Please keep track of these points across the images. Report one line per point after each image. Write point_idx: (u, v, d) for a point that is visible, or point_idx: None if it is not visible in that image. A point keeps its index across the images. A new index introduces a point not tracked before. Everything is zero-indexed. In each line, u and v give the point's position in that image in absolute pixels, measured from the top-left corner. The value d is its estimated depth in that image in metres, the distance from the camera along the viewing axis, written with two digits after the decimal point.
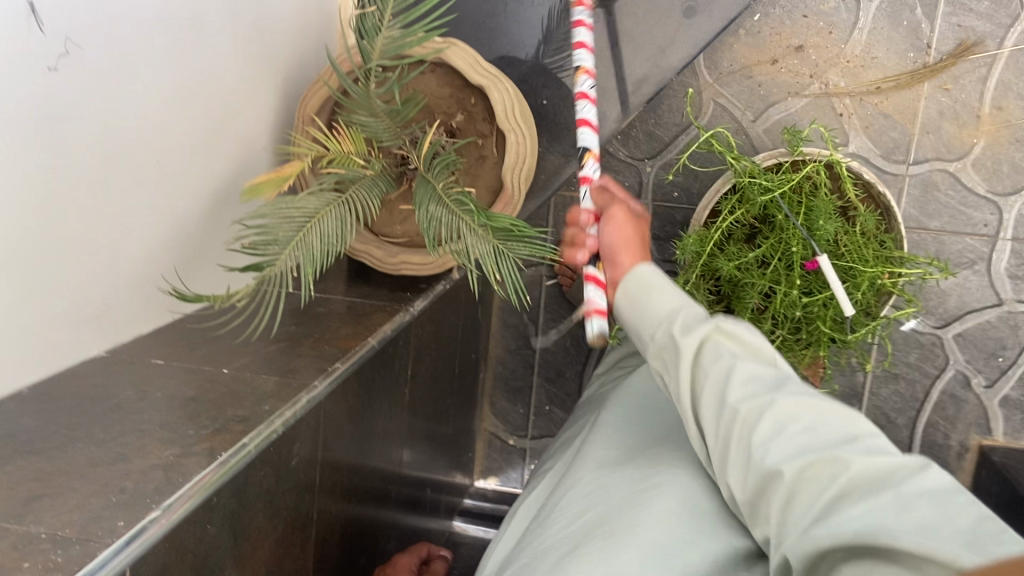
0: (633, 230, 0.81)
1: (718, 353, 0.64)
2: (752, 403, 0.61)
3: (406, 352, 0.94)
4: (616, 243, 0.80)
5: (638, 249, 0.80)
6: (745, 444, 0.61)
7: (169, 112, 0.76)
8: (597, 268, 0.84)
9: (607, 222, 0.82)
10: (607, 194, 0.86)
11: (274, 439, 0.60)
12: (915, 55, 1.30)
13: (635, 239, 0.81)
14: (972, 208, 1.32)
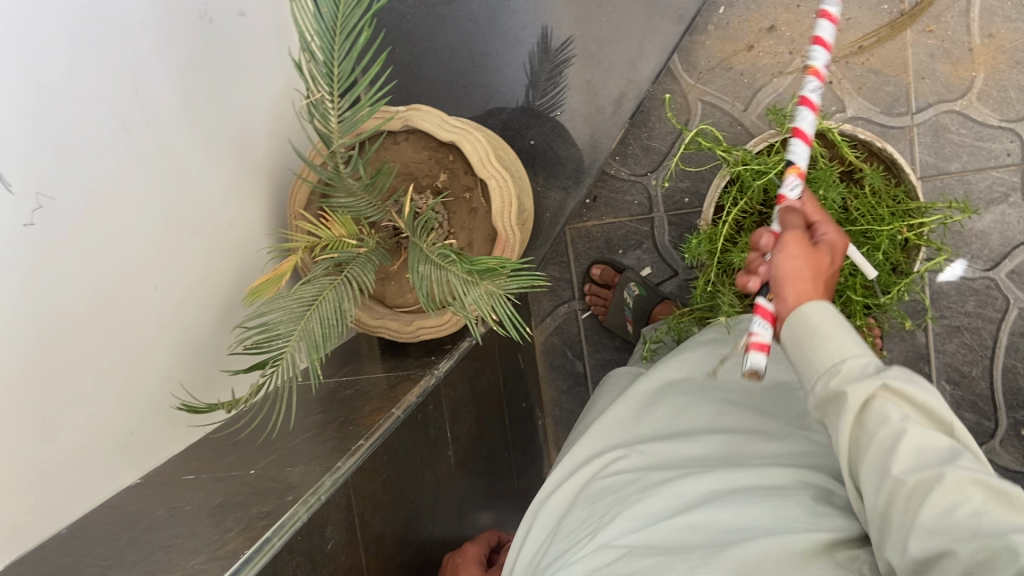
0: (806, 261, 0.69)
1: (886, 416, 0.58)
2: (925, 478, 0.55)
3: (440, 415, 0.95)
4: (786, 275, 0.69)
5: (812, 284, 0.69)
6: (909, 516, 0.55)
7: (156, 237, 0.80)
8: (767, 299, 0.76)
9: (781, 253, 0.70)
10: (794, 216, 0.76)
11: (300, 528, 0.61)
12: (889, 6, 1.27)
13: (810, 271, 0.69)
14: (990, 141, 1.27)
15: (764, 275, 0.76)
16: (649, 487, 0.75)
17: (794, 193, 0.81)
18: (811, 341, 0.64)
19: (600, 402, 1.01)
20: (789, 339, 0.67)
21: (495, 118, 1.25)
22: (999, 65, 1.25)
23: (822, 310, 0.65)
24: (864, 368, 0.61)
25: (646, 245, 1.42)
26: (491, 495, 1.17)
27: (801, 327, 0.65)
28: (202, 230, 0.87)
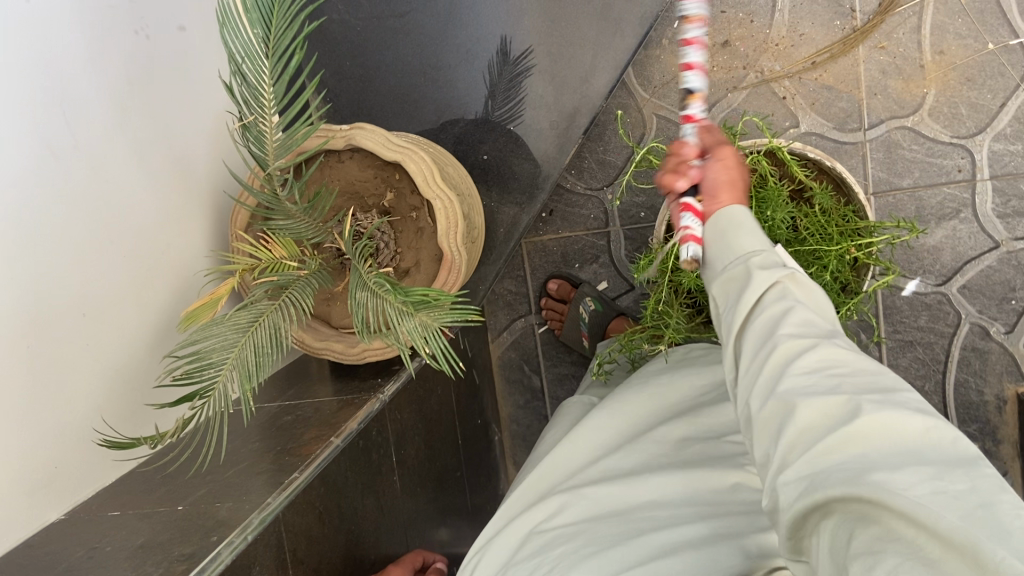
0: (740, 172, 0.73)
1: (782, 298, 0.62)
2: (799, 347, 0.58)
3: (384, 441, 0.93)
4: (721, 180, 0.72)
5: (740, 192, 0.73)
6: (778, 373, 0.58)
7: (87, 263, 0.77)
8: (694, 200, 0.74)
9: (717, 158, 0.73)
10: (714, 133, 0.76)
11: (221, 570, 0.59)
12: (841, 22, 1.27)
13: (740, 180, 0.73)
14: (941, 157, 1.28)
15: (694, 175, 0.74)
16: (605, 540, 0.72)
17: (702, 114, 0.75)
18: (732, 234, 0.68)
19: (549, 436, 1.00)
20: (709, 239, 0.71)
21: (447, 132, 1.23)
22: (949, 82, 1.26)
23: (744, 211, 0.69)
24: (771, 258, 0.64)
25: (602, 259, 1.42)
26: (442, 516, 1.15)
27: (724, 225, 0.69)
28: (136, 253, 0.85)
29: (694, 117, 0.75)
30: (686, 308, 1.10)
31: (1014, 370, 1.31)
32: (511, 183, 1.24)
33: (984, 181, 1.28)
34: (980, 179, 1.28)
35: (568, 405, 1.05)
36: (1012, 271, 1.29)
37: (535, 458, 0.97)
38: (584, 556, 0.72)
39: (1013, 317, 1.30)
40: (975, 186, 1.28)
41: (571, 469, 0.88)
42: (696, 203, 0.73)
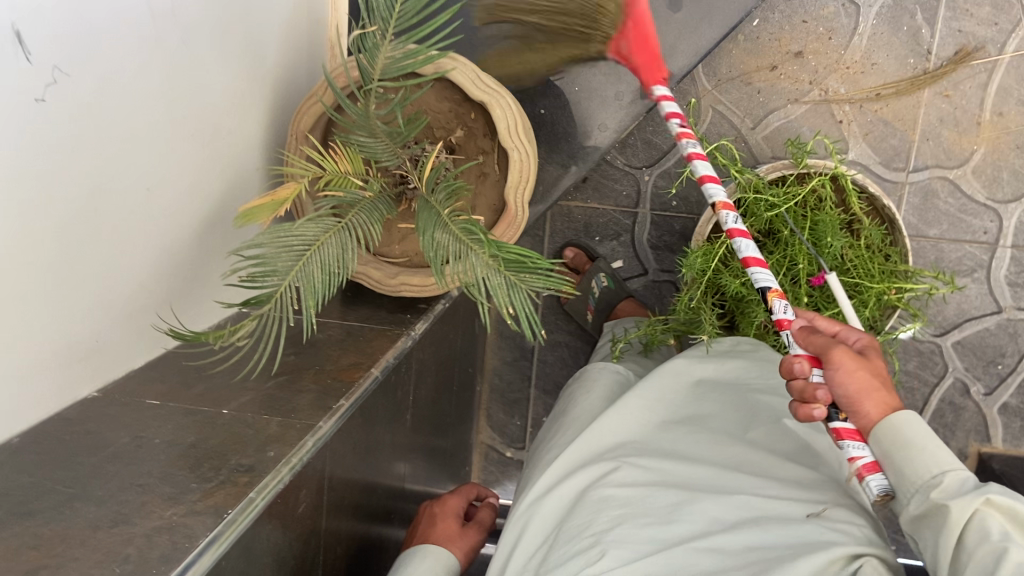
0: (870, 371, 0.68)
1: (986, 533, 0.58)
2: None
3: (406, 378, 0.91)
4: (855, 391, 0.68)
5: (885, 393, 0.68)
6: None
7: (157, 138, 0.73)
8: (842, 418, 0.71)
9: (843, 370, 0.68)
10: (819, 338, 0.72)
11: (281, 489, 0.57)
12: (915, 61, 1.28)
13: (876, 380, 0.68)
14: (972, 216, 1.31)
15: (830, 397, 0.69)
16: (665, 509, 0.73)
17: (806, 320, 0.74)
18: (904, 457, 0.65)
19: (585, 401, 0.98)
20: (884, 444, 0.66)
21: (511, 77, 1.20)
22: (1000, 146, 1.28)
23: (907, 419, 0.66)
24: (959, 481, 0.62)
25: (624, 238, 1.41)
26: (424, 458, 1.15)
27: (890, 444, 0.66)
28: (201, 134, 0.80)
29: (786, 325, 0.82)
30: (715, 310, 1.11)
31: (981, 430, 1.37)
32: (562, 142, 1.21)
33: (1005, 248, 1.31)
34: (1002, 245, 1.31)
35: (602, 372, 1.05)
36: (1007, 338, 1.34)
37: (570, 421, 0.96)
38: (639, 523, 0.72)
39: (995, 381, 1.35)
40: (995, 250, 1.31)
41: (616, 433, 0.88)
42: (844, 421, 0.71)
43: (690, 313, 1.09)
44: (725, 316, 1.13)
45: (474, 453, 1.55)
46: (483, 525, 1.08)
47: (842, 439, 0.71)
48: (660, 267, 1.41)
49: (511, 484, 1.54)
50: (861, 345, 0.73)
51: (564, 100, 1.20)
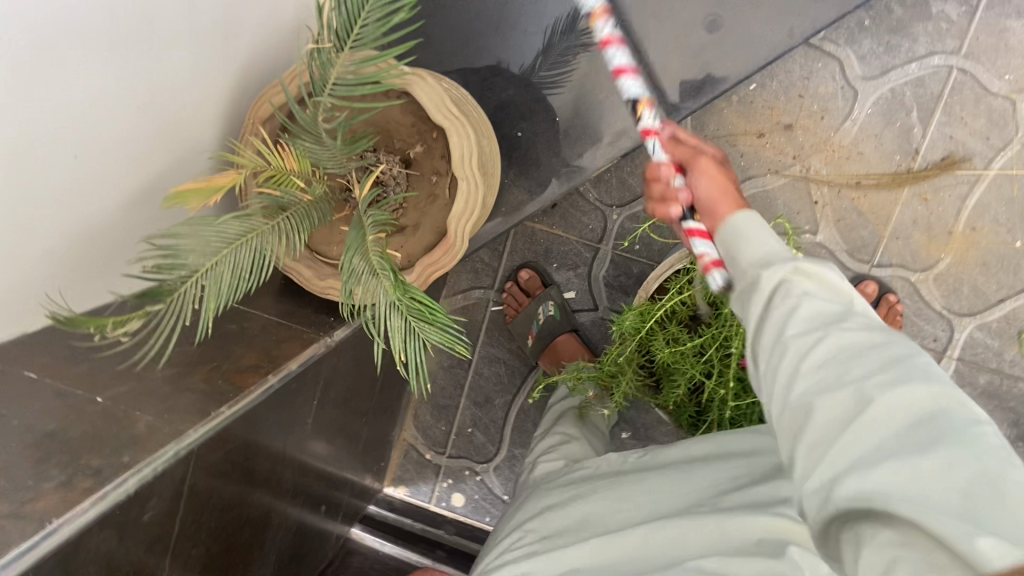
0: (725, 184, 0.79)
1: (790, 291, 0.62)
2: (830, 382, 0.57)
3: (313, 384, 0.91)
4: (713, 196, 0.77)
5: (734, 200, 0.77)
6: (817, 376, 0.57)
7: (91, 105, 0.71)
8: (694, 221, 0.81)
9: (700, 176, 0.79)
10: (681, 146, 0.83)
11: (121, 501, 0.57)
12: (900, 158, 1.27)
13: (727, 190, 0.78)
14: (925, 321, 1.30)
15: (684, 199, 0.81)
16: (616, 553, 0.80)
17: (657, 125, 0.82)
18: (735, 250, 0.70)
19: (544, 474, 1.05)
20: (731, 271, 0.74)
21: (494, 93, 1.18)
22: (966, 259, 1.28)
23: (749, 219, 0.70)
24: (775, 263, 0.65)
25: (581, 271, 1.41)
26: (330, 454, 1.15)
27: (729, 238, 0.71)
28: (146, 104, 0.78)
29: (650, 135, 0.81)
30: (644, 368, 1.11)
31: None
32: (532, 168, 1.20)
33: (950, 359, 1.31)
34: (949, 355, 1.31)
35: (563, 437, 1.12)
36: None
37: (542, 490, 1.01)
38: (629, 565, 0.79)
39: None
40: (940, 359, 1.31)
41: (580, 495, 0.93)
42: (696, 225, 0.80)
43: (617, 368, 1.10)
44: (652, 377, 1.13)
45: (395, 448, 1.55)
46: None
47: (693, 238, 0.80)
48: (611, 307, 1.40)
49: (426, 486, 1.55)
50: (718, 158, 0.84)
51: (542, 127, 1.19)
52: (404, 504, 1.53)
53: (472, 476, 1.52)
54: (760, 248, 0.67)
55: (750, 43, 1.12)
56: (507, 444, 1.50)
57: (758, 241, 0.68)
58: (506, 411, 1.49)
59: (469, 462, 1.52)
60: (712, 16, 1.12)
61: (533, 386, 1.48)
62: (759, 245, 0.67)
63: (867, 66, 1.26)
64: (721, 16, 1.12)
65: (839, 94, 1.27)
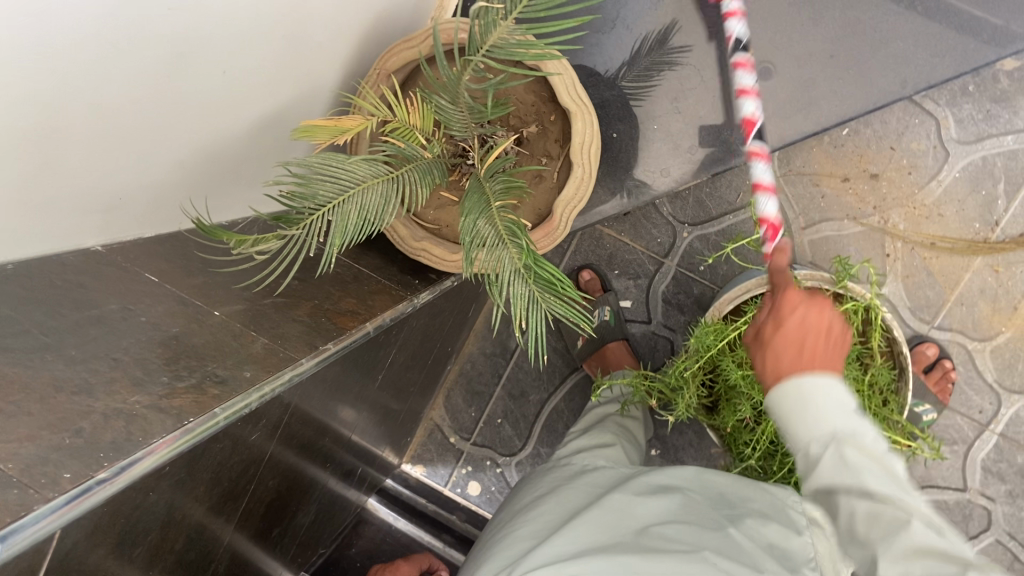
0: (798, 325, 0.69)
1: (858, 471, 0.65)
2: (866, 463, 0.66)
3: (392, 340, 0.90)
4: (801, 334, 0.69)
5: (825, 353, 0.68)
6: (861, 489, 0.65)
7: (249, 27, 0.71)
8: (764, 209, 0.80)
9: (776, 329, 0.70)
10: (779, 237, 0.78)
11: (243, 414, 0.56)
12: (980, 226, 1.28)
13: (815, 343, 0.69)
14: (974, 391, 1.31)
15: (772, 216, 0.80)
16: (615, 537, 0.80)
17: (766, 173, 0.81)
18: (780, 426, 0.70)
19: (552, 472, 1.03)
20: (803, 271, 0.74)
21: (597, 90, 1.18)
22: None
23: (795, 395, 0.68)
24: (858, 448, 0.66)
25: (640, 281, 1.41)
26: (376, 418, 1.14)
27: (773, 401, 0.70)
28: (292, 37, 0.79)
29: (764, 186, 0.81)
30: (704, 388, 1.11)
31: None
32: (621, 170, 1.20)
33: (992, 433, 1.31)
34: (991, 429, 1.31)
35: (601, 441, 1.09)
36: (959, 518, 1.33)
37: (551, 481, 0.99)
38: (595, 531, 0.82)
39: None
40: (982, 432, 1.31)
41: (583, 496, 0.92)
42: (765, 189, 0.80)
43: (678, 380, 1.10)
44: (710, 398, 1.13)
45: (420, 427, 1.54)
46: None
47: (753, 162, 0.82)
48: (664, 322, 1.41)
49: (443, 469, 1.53)
50: (829, 326, 0.69)
51: (640, 132, 1.19)
52: (419, 483, 1.51)
53: (493, 467, 1.51)
54: (805, 433, 0.68)
55: (861, 86, 1.13)
56: (534, 441, 1.49)
57: (818, 434, 0.67)
58: (539, 408, 1.49)
59: (492, 453, 1.51)
60: (766, 63, 1.14)
61: (570, 387, 1.48)
62: (810, 426, 0.67)
63: (962, 130, 1.28)
64: (775, 65, 1.14)
65: (931, 152, 1.29)
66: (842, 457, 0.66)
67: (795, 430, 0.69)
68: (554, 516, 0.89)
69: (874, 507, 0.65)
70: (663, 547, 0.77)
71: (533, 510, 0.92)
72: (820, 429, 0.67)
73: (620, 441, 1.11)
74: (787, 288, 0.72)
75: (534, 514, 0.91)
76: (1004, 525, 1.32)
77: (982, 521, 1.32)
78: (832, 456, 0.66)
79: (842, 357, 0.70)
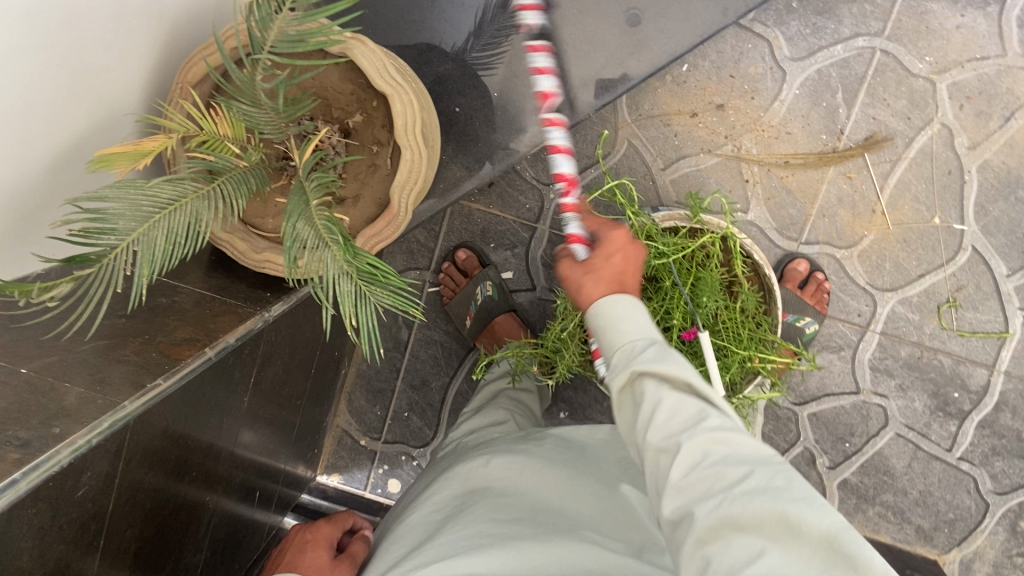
0: (619, 259, 0.81)
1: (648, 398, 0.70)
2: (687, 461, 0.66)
3: (251, 360, 0.87)
4: (613, 272, 0.80)
5: (628, 281, 0.81)
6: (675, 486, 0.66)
7: (13, 65, 0.66)
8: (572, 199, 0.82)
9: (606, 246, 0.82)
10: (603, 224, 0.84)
11: (55, 473, 0.54)
12: (827, 138, 1.31)
13: (622, 269, 0.81)
14: (849, 297, 1.35)
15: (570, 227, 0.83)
16: (511, 535, 0.78)
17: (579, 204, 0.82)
18: (603, 328, 0.77)
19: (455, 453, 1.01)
20: (588, 318, 0.79)
21: (431, 66, 1.17)
22: (887, 236, 1.33)
23: (614, 300, 0.77)
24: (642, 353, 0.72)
25: (518, 250, 1.41)
26: (269, 436, 1.10)
27: (591, 321, 0.79)
28: (71, 66, 0.74)
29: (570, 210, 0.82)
30: (584, 344, 1.12)
31: None
32: (471, 143, 1.18)
33: (873, 333, 1.35)
34: (872, 329, 1.35)
35: (495, 418, 1.09)
36: (858, 419, 1.38)
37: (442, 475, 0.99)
38: (493, 520, 0.81)
39: (840, 457, 1.39)
40: (864, 333, 1.35)
41: (484, 472, 0.91)
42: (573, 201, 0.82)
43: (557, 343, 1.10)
44: None
45: (328, 436, 1.51)
46: (353, 560, 0.97)
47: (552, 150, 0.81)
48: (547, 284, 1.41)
49: (360, 473, 1.51)
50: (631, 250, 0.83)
51: (481, 101, 1.17)
52: (338, 492, 1.49)
53: (409, 460, 1.49)
54: (631, 334, 0.75)
55: (684, 21, 1.14)
56: (444, 427, 1.48)
57: (642, 332, 0.75)
58: (443, 393, 1.47)
59: (406, 447, 1.49)
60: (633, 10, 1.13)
61: (470, 368, 1.46)
62: (623, 330, 0.75)
63: (794, 48, 1.30)
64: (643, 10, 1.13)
65: (768, 74, 1.31)
66: (659, 354, 0.71)
67: (611, 336, 0.76)
68: (450, 504, 0.88)
69: (678, 415, 0.68)
70: (549, 538, 0.78)
71: (440, 500, 0.90)
72: (631, 330, 0.75)
73: (516, 413, 1.11)
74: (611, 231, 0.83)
75: (434, 489, 0.93)
76: (900, 418, 1.37)
77: (880, 418, 1.38)
78: (625, 350, 0.74)
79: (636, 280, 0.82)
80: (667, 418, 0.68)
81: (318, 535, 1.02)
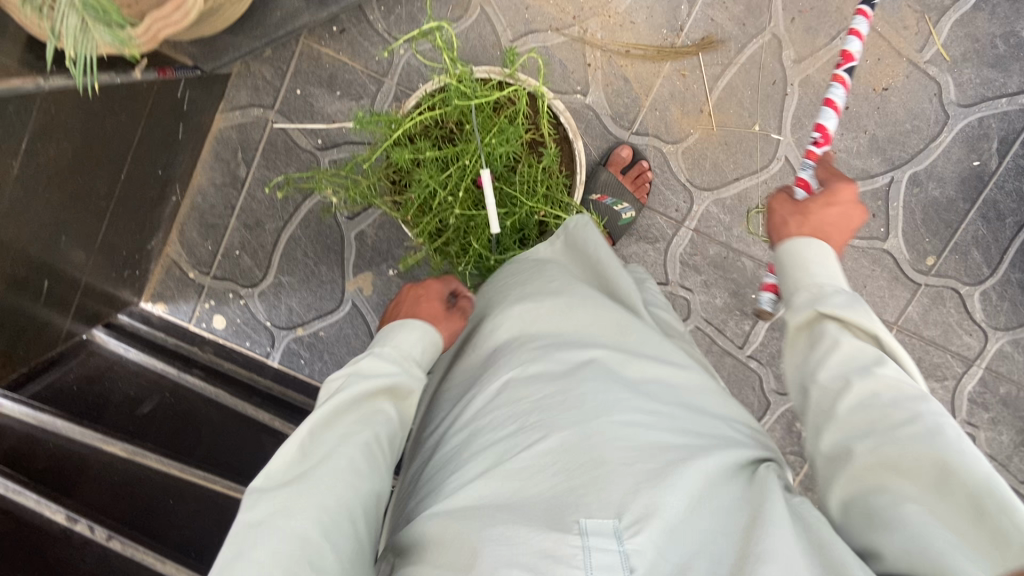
0: (835, 213, 0.83)
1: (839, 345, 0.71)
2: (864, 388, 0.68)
3: (22, 123, 0.88)
4: (834, 225, 0.83)
5: (839, 236, 0.84)
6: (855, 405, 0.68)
7: None
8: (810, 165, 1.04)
9: (832, 200, 0.84)
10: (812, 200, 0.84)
11: None
12: (667, 33, 1.36)
13: (836, 223, 0.84)
14: (669, 191, 1.42)
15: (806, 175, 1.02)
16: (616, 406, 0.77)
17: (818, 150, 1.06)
18: (802, 267, 0.79)
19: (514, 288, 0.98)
20: (783, 254, 0.82)
21: None
22: (710, 136, 1.40)
23: (809, 246, 0.80)
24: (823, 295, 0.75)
25: (362, 102, 1.43)
26: (68, 248, 1.14)
27: (784, 258, 0.82)
28: None
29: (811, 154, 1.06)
30: (391, 180, 1.17)
31: None
32: None
33: (687, 230, 1.43)
34: (687, 226, 1.43)
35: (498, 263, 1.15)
36: None
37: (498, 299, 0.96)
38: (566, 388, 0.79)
39: None
40: (678, 229, 1.43)
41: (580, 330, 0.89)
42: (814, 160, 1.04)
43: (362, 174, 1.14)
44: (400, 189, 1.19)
45: (157, 264, 1.53)
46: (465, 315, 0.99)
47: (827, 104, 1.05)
48: None
49: (186, 305, 1.54)
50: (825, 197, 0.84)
51: None
52: (161, 319, 1.52)
53: (236, 299, 1.54)
54: (815, 274, 0.78)
55: None
56: (274, 271, 1.52)
57: (830, 279, 0.77)
58: (276, 237, 1.51)
59: (234, 284, 1.54)
60: None
61: (303, 216, 1.51)
62: (815, 270, 0.78)
63: None
64: None
65: None
66: (831, 308, 0.74)
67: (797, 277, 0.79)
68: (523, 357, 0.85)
69: (840, 361, 0.70)
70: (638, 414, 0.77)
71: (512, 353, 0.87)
72: (819, 275, 0.78)
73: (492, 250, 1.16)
74: (838, 183, 0.85)
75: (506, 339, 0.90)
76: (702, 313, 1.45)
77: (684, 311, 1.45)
78: (808, 293, 0.76)
79: (844, 234, 0.84)
80: (846, 356, 0.71)
81: (428, 290, 0.98)
